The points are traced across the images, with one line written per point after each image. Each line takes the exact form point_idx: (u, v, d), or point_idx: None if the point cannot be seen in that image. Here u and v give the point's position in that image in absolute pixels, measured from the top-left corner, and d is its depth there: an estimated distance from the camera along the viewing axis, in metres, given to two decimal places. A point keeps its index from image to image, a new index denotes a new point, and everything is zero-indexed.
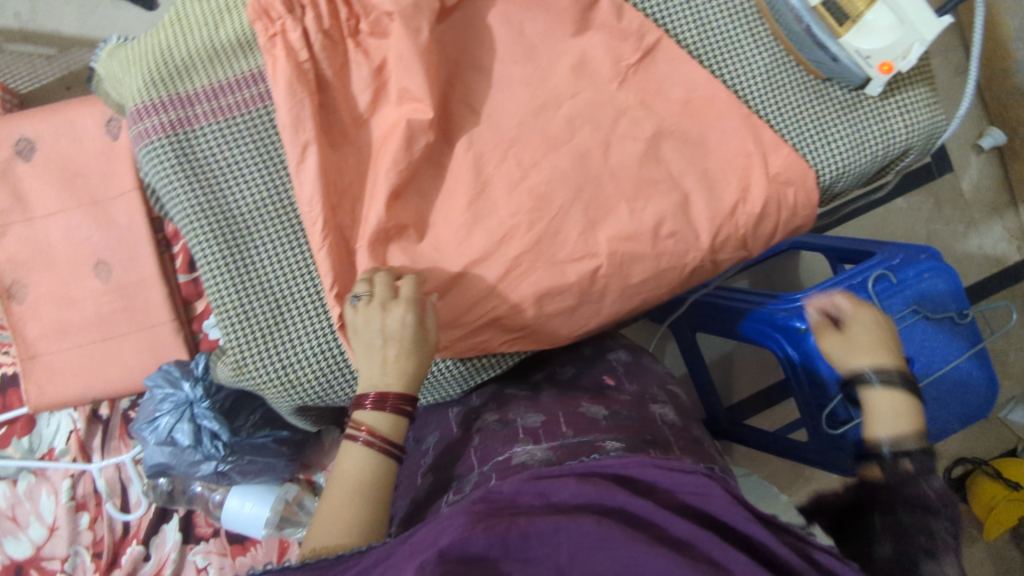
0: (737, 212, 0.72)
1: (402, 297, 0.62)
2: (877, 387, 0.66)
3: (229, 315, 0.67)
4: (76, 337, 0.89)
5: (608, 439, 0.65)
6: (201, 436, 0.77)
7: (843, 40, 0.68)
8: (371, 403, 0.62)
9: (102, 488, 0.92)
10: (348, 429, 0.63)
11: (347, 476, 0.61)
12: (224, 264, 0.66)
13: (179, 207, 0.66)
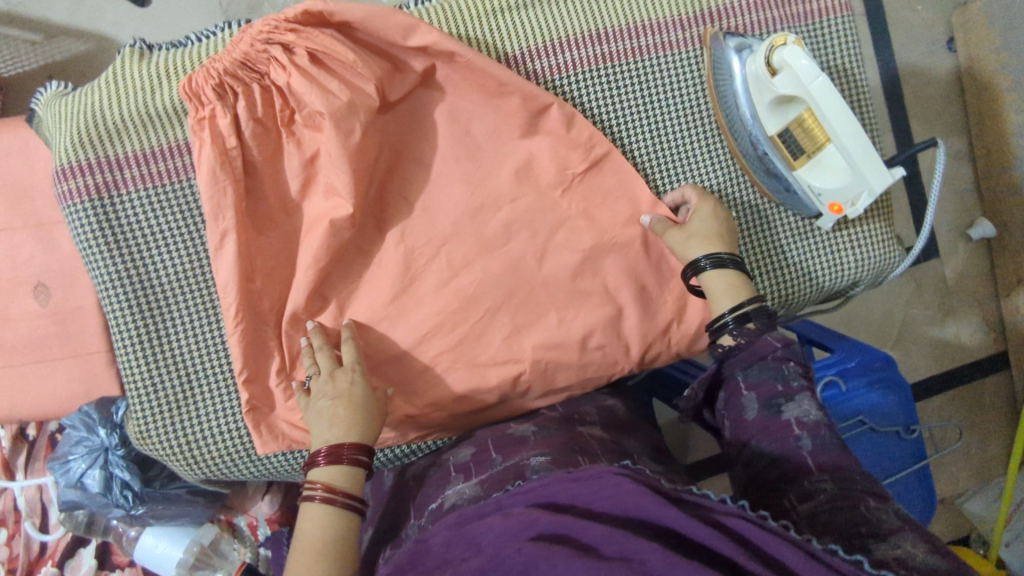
0: (669, 331, 0.71)
1: (348, 360, 0.63)
2: (711, 269, 0.64)
3: (136, 385, 0.65)
4: (8, 357, 0.88)
5: (538, 454, 0.59)
6: (111, 484, 0.77)
7: (800, 174, 0.66)
8: (323, 456, 0.60)
9: (22, 506, 0.92)
10: (303, 490, 0.59)
11: (308, 537, 0.57)
12: (135, 334, 0.65)
13: (95, 272, 0.64)
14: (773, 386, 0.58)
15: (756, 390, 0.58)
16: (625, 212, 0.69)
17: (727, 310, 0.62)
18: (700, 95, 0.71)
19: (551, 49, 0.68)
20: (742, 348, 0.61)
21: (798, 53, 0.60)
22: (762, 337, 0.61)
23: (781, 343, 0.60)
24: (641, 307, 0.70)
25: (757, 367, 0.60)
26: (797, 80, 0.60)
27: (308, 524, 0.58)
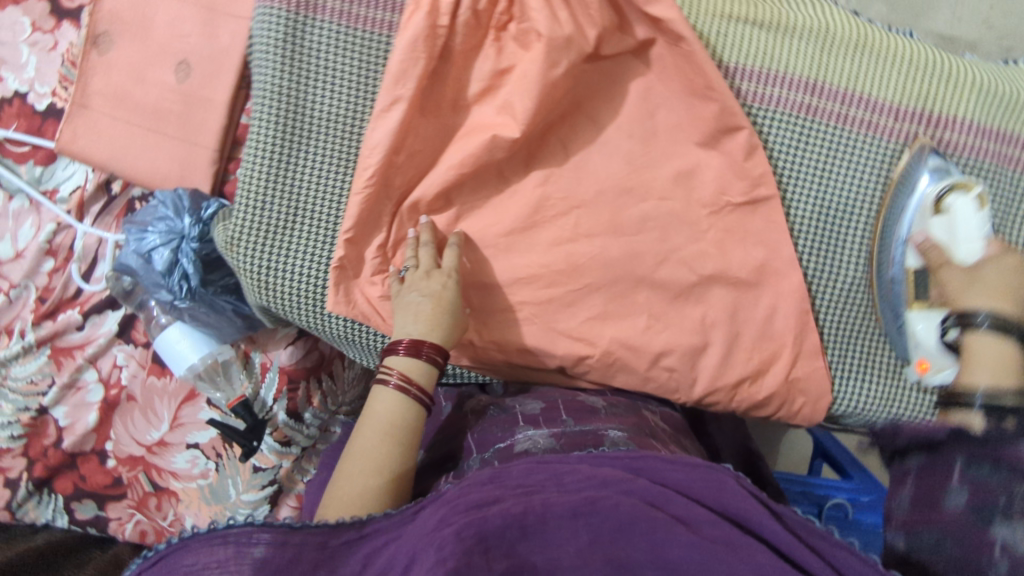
0: (740, 387, 0.70)
1: (449, 266, 0.64)
2: (988, 329, 0.62)
3: (249, 195, 0.67)
4: (127, 112, 0.89)
5: (612, 428, 0.64)
6: (174, 270, 0.79)
7: (910, 314, 0.69)
8: (404, 347, 0.63)
9: (76, 249, 0.94)
10: (380, 373, 0.63)
11: (379, 420, 0.61)
12: (269, 149, 0.66)
13: (261, 77, 0.66)
14: (995, 496, 0.52)
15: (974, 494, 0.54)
16: (755, 258, 0.68)
17: (987, 385, 0.60)
18: (879, 185, 0.69)
19: (761, 75, 0.67)
20: (990, 440, 0.55)
21: (967, 207, 0.66)
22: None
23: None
24: (725, 350, 0.69)
25: (987, 464, 0.54)
26: (955, 229, 0.66)
27: (379, 404, 0.62)
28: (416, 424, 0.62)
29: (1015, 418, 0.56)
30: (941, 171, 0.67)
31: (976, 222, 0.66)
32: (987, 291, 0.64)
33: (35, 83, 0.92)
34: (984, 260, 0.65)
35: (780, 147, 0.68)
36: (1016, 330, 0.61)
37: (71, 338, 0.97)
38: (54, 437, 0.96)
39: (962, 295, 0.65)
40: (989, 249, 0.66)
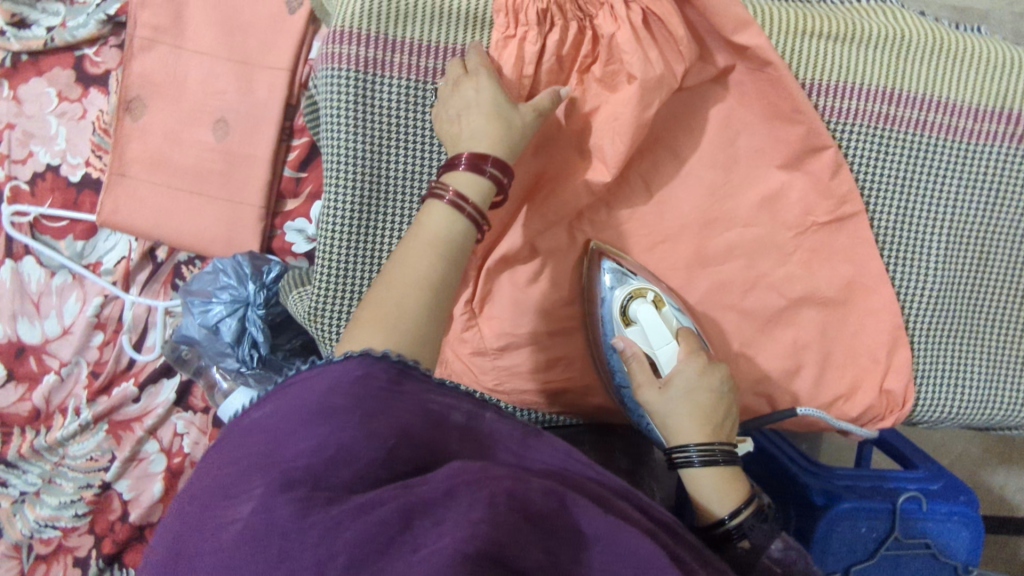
0: (835, 405, 0.69)
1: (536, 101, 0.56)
2: (698, 465, 0.55)
3: (329, 264, 0.65)
4: (168, 177, 0.87)
5: None
6: (242, 338, 0.77)
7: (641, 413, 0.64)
8: (468, 160, 0.53)
9: (126, 319, 0.92)
10: (433, 188, 0.52)
11: (426, 237, 0.50)
12: (346, 216, 0.64)
13: (331, 142, 0.64)
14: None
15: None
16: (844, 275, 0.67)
17: (727, 516, 0.53)
18: (958, 189, 0.68)
19: (838, 89, 0.65)
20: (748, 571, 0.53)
21: (652, 311, 0.63)
22: (767, 556, 0.53)
23: (785, 555, 0.53)
24: (817, 370, 0.68)
25: None
26: (649, 336, 0.62)
27: (430, 218, 0.51)
28: (467, 245, 0.51)
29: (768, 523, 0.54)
30: (618, 274, 0.64)
31: (668, 324, 0.63)
32: (674, 411, 0.58)
33: (66, 154, 0.89)
34: (676, 373, 0.59)
35: (858, 161, 0.67)
36: (728, 453, 0.55)
37: (128, 410, 0.94)
38: (120, 511, 0.93)
39: (665, 430, 0.59)
40: (682, 353, 0.60)
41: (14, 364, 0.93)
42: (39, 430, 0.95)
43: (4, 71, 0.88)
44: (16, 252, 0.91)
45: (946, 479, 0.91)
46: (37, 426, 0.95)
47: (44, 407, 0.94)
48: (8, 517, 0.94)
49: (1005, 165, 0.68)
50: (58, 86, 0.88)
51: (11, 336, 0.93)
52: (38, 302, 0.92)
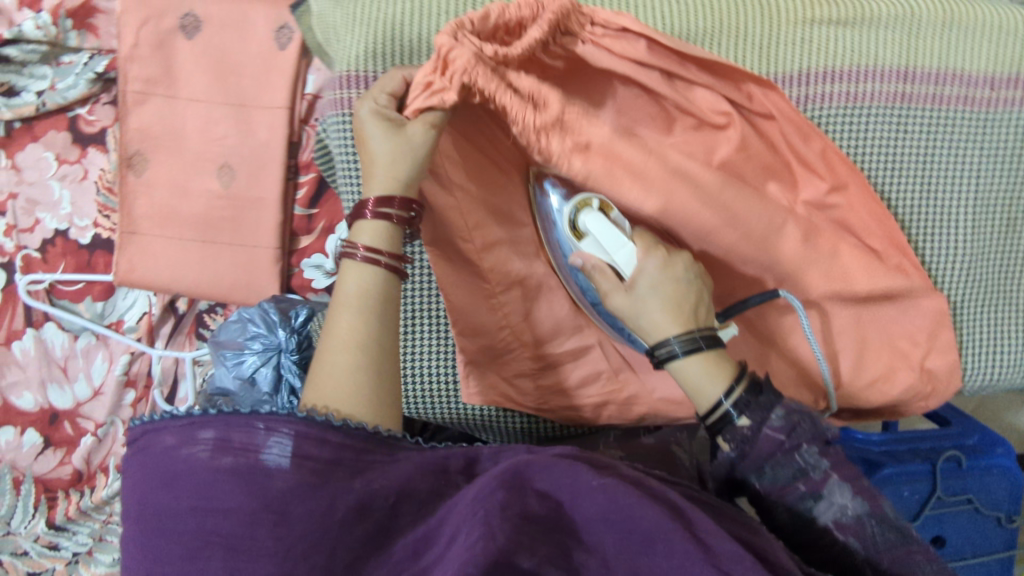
0: (877, 387, 0.67)
1: (426, 116, 0.55)
2: (681, 357, 0.53)
3: None
4: (179, 229, 0.86)
5: None
6: (280, 386, 0.76)
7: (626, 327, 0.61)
8: (371, 210, 0.53)
9: (155, 373, 0.92)
10: (344, 248, 0.53)
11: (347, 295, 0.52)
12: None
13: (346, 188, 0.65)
14: (795, 487, 0.51)
15: (780, 494, 0.51)
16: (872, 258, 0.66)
17: (722, 395, 0.52)
18: (978, 160, 0.70)
19: (854, 72, 0.66)
20: (746, 456, 0.51)
21: (601, 218, 0.57)
22: (764, 432, 0.51)
23: (782, 433, 0.51)
24: (856, 354, 0.67)
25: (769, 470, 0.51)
26: (604, 241, 0.57)
27: (347, 282, 0.53)
28: (389, 296, 0.53)
29: (763, 396, 0.52)
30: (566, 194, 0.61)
31: (620, 226, 0.58)
32: (646, 310, 0.54)
33: (73, 217, 0.89)
34: (641, 270, 0.56)
35: (885, 142, 0.67)
36: (710, 337, 0.53)
37: None
38: None
39: (641, 330, 0.55)
40: (640, 250, 0.56)
41: (48, 430, 0.94)
42: (83, 492, 0.95)
43: (1, 141, 0.87)
44: (36, 321, 0.91)
45: (982, 431, 0.89)
46: (81, 488, 0.95)
47: (85, 469, 0.94)
48: None
49: (1014, 131, 0.70)
50: (56, 149, 0.87)
51: (42, 404, 0.93)
52: (65, 367, 0.93)
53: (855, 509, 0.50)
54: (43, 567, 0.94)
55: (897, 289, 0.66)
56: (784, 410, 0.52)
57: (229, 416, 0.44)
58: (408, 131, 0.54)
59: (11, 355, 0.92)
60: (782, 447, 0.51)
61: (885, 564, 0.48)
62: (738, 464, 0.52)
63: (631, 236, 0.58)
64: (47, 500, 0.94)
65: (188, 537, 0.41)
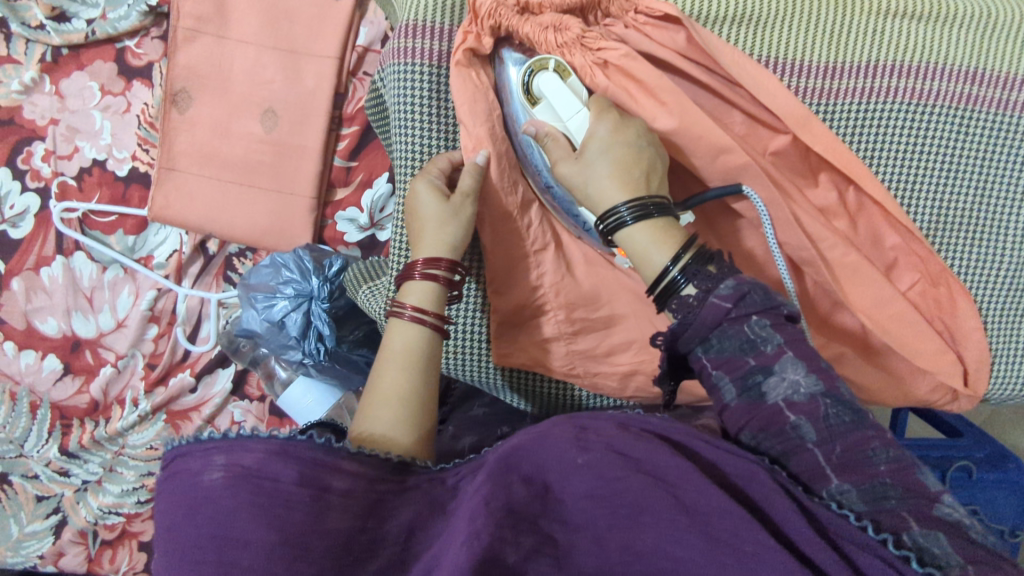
0: None
1: (461, 187, 0.61)
2: (632, 223, 0.54)
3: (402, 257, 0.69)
4: (217, 169, 0.87)
5: None
6: (308, 331, 0.77)
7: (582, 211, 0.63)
8: (420, 270, 0.61)
9: (180, 311, 0.94)
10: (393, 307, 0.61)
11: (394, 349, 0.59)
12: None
13: (404, 139, 0.67)
14: (743, 360, 0.48)
15: (725, 369, 0.49)
16: (902, 259, 0.69)
17: (669, 262, 0.51)
18: None
19: (923, 69, 0.69)
20: (690, 324, 0.49)
21: (554, 79, 0.61)
22: (709, 299, 0.49)
23: (731, 298, 0.48)
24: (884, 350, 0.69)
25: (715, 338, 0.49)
26: (557, 108, 0.61)
27: (393, 337, 0.60)
28: (430, 349, 0.61)
29: (713, 265, 0.51)
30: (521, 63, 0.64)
31: (576, 94, 0.61)
32: (597, 178, 0.56)
33: (112, 148, 0.90)
34: (591, 136, 0.58)
35: (943, 141, 0.70)
36: (660, 205, 0.54)
37: (186, 399, 0.95)
38: None
39: (592, 202, 0.57)
40: (593, 116, 0.60)
41: (69, 358, 0.94)
42: (98, 422, 0.95)
43: (47, 66, 0.88)
44: (67, 248, 0.92)
45: (992, 445, 0.88)
46: (96, 418, 0.95)
47: (102, 399, 0.95)
48: (72, 505, 0.95)
49: None
50: (101, 79, 0.88)
51: (65, 331, 0.93)
52: (91, 297, 0.93)
53: (807, 386, 0.47)
54: (53, 493, 0.95)
55: (927, 290, 0.69)
56: (733, 279, 0.49)
57: (231, 442, 0.44)
58: (454, 201, 0.61)
59: (38, 280, 0.92)
60: (728, 317, 0.48)
61: (838, 450, 0.44)
62: (683, 335, 0.50)
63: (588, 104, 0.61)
64: (62, 426, 0.95)
65: (209, 565, 0.41)
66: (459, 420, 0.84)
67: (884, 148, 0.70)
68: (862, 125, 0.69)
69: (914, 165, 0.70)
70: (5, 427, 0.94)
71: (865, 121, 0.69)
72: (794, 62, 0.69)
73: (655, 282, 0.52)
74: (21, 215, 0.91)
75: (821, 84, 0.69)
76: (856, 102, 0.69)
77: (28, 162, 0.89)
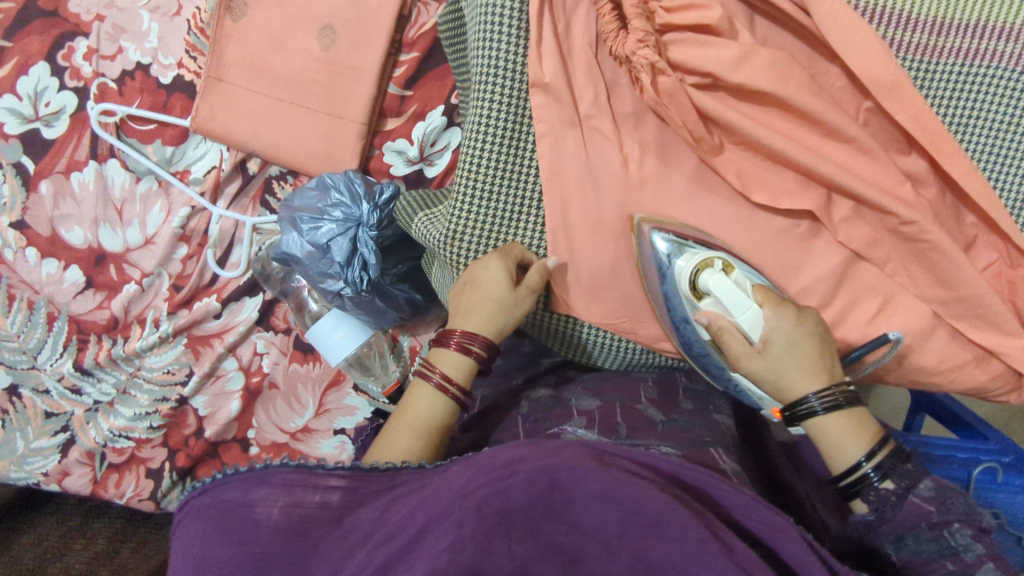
0: (961, 371, 0.65)
1: (530, 282, 0.62)
2: (823, 414, 0.53)
3: (466, 184, 0.64)
4: (267, 85, 0.82)
5: (665, 444, 0.56)
6: (352, 259, 0.73)
7: (734, 378, 0.60)
8: (456, 342, 0.60)
9: (212, 233, 0.90)
10: (421, 368, 0.60)
11: (415, 414, 0.58)
12: (493, 138, 0.63)
13: (484, 52, 0.61)
14: (942, 564, 0.47)
15: (922, 570, 0.48)
16: (983, 238, 0.63)
17: (863, 456, 0.52)
18: None
19: None
20: (885, 521, 0.50)
21: (725, 281, 0.57)
22: (909, 499, 0.50)
23: (931, 503, 0.49)
24: (951, 331, 0.64)
25: (911, 541, 0.49)
26: (728, 297, 0.57)
27: (416, 400, 0.59)
28: (448, 423, 0.59)
29: (910, 462, 0.51)
30: (674, 243, 0.60)
31: (745, 289, 0.57)
32: (784, 373, 0.55)
33: (158, 53, 0.86)
34: (770, 335, 0.55)
35: None
36: (850, 395, 0.53)
37: (209, 326, 0.92)
38: (195, 426, 0.92)
39: (777, 392, 0.56)
40: (764, 313, 0.56)
41: (93, 272, 0.90)
42: (115, 340, 0.91)
43: None
44: (101, 154, 0.88)
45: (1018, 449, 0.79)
46: (114, 336, 0.92)
47: (122, 317, 0.91)
48: (81, 424, 0.92)
49: None
50: None
51: (91, 242, 0.89)
52: (121, 209, 0.89)
53: None
54: (62, 409, 0.92)
55: (1004, 273, 0.63)
56: (932, 481, 0.50)
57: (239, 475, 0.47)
58: (518, 289, 0.62)
59: (68, 185, 0.88)
60: (929, 521, 0.48)
61: None
62: (875, 528, 0.51)
63: (755, 294, 0.57)
64: (78, 341, 0.91)
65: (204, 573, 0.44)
66: None
67: (979, 118, 0.62)
68: (965, 88, 0.61)
69: (1015, 137, 0.62)
70: (20, 337, 0.91)
71: (968, 83, 0.61)
72: (899, 13, 0.60)
73: (847, 472, 0.52)
74: (55, 114, 0.87)
75: (924, 40, 0.60)
76: (959, 64, 0.61)
77: (69, 58, 0.86)
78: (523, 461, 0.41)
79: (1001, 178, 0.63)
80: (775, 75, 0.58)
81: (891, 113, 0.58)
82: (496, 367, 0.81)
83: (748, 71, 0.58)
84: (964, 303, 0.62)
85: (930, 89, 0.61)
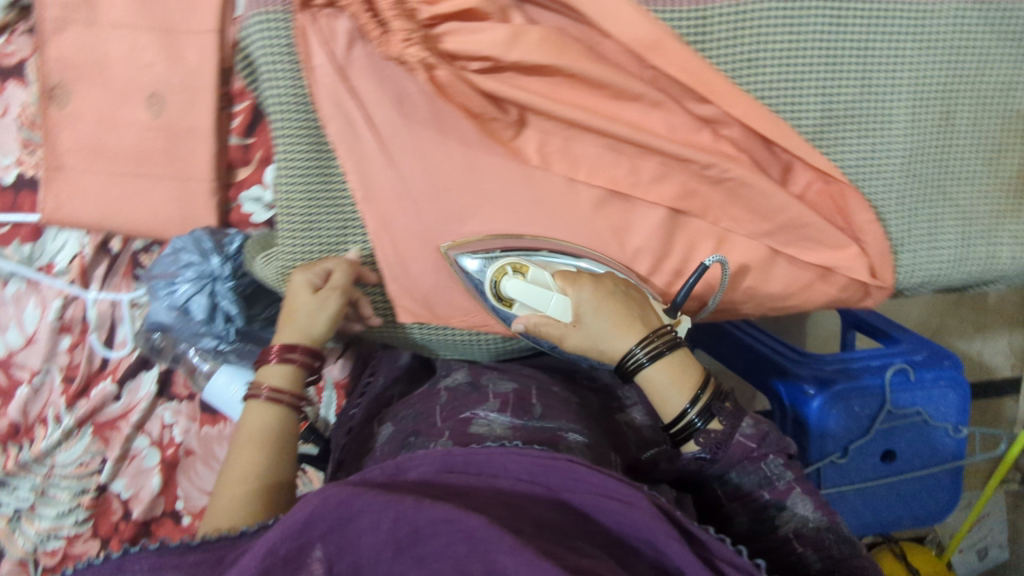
0: (807, 290, 0.69)
1: (336, 282, 0.64)
2: (649, 365, 0.56)
3: (287, 219, 0.66)
4: (108, 162, 0.83)
5: (573, 431, 0.59)
6: (215, 314, 0.76)
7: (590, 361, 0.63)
8: (275, 355, 0.64)
9: (91, 318, 0.90)
10: (250, 391, 0.63)
11: (248, 431, 0.62)
12: (302, 173, 0.64)
13: (274, 92, 0.63)
14: (761, 494, 0.55)
15: (749, 502, 0.55)
16: (797, 163, 0.67)
17: (687, 404, 0.55)
18: (927, 59, 0.64)
19: None
20: (719, 460, 0.55)
21: (522, 282, 0.60)
22: (735, 437, 0.55)
23: (754, 441, 0.55)
24: (788, 258, 0.68)
25: (737, 474, 0.55)
26: (541, 290, 0.60)
27: (249, 419, 0.62)
28: (289, 428, 0.63)
29: (729, 402, 0.56)
30: (482, 257, 0.63)
31: (544, 282, 0.60)
32: (602, 335, 0.57)
33: None
34: (580, 308, 0.58)
35: (825, 35, 0.63)
36: (670, 342, 0.56)
37: (111, 409, 0.92)
38: (121, 511, 0.92)
39: (603, 352, 0.58)
40: (571, 292, 0.58)
41: None
42: (22, 445, 0.91)
43: None
44: None
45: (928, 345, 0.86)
46: (19, 441, 0.91)
47: (22, 421, 0.91)
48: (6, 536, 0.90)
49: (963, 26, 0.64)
50: None
51: None
52: None
53: (816, 520, 0.53)
54: None
55: (823, 190, 0.67)
56: (751, 417, 0.56)
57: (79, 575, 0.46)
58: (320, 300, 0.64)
59: None
60: (751, 455, 0.55)
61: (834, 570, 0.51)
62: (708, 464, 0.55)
63: (558, 282, 0.60)
64: None
65: None
66: (388, 368, 0.83)
67: (765, 49, 0.63)
68: (744, 26, 0.62)
69: (801, 64, 0.63)
70: None
71: (744, 25, 0.62)
72: None
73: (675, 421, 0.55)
74: None
75: None
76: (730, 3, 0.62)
77: None
78: (364, 500, 0.42)
79: (798, 101, 0.64)
80: (550, 48, 0.60)
81: (667, 69, 0.61)
82: (407, 363, 0.81)
83: (523, 47, 0.59)
84: (787, 229, 0.66)
85: (709, 35, 0.62)
